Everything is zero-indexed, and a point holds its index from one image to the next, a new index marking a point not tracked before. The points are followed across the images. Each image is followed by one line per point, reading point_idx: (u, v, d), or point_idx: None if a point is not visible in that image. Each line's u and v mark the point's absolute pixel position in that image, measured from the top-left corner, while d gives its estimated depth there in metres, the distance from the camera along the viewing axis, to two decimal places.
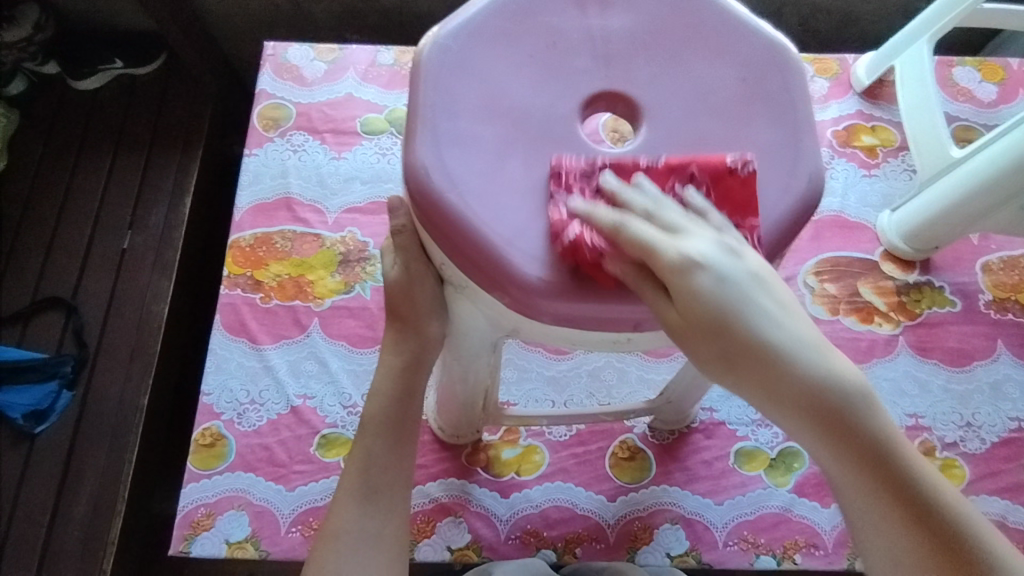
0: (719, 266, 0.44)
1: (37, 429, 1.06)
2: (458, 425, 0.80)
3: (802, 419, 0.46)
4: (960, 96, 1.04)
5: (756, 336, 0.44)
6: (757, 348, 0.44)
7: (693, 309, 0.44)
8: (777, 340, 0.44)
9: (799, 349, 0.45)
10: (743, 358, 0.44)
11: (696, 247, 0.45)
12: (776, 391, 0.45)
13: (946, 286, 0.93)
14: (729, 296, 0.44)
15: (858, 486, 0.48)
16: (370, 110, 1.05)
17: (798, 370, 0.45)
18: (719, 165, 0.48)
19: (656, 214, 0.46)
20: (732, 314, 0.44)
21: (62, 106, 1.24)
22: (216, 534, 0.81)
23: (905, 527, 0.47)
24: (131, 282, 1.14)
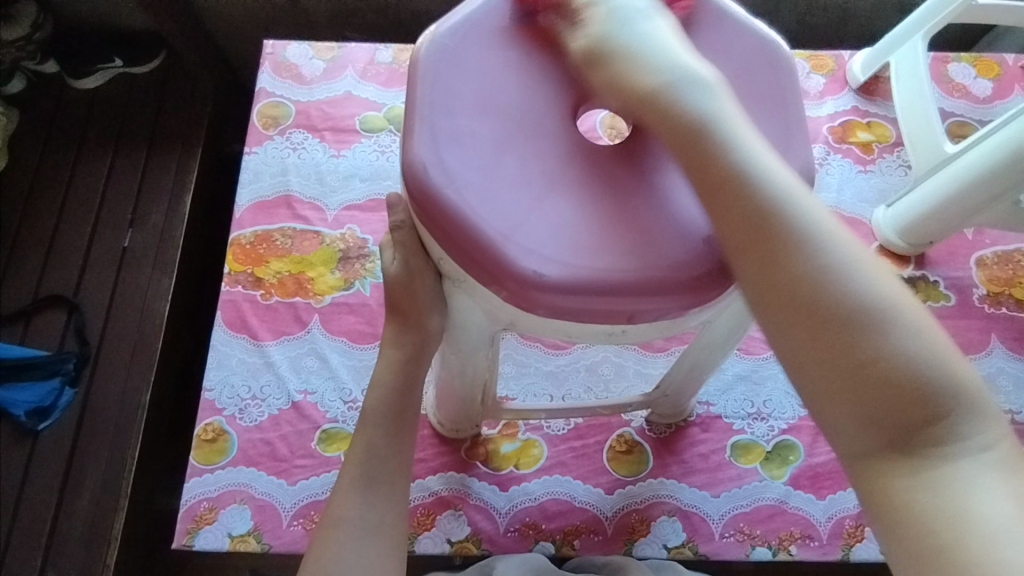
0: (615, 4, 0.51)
1: (40, 426, 1.07)
2: (458, 419, 0.81)
3: (672, 130, 0.47)
4: (955, 92, 1.05)
5: (632, 50, 0.49)
6: (613, 56, 0.49)
7: (593, 32, 0.51)
8: (648, 54, 0.49)
9: (671, 62, 0.48)
10: (620, 77, 0.49)
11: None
12: (643, 100, 0.48)
13: (940, 281, 0.94)
14: (614, 19, 0.50)
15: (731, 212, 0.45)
16: (369, 108, 1.05)
17: (668, 81, 0.48)
18: None
19: None
20: (615, 37, 0.49)
21: (62, 105, 1.25)
22: (219, 528, 0.82)
23: (777, 254, 0.44)
24: (132, 280, 1.15)
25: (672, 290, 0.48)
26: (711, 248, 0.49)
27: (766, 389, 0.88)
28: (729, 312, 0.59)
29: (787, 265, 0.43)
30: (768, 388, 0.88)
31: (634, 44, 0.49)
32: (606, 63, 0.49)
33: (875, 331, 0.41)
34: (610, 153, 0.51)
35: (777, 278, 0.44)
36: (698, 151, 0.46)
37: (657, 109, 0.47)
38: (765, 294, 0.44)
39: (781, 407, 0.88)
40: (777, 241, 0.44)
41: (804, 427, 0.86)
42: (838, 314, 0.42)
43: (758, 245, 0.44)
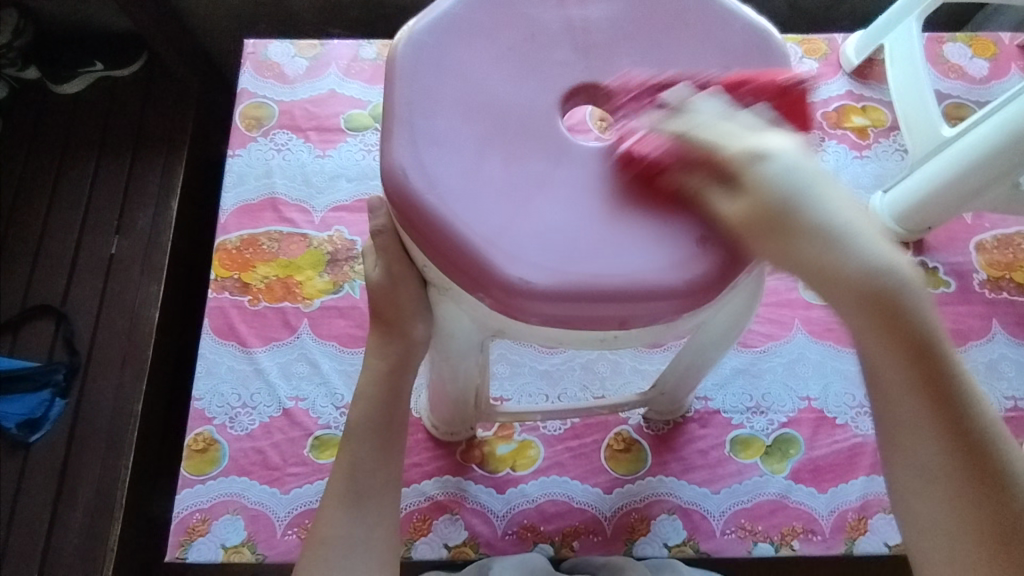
0: (782, 158, 0.45)
1: (32, 438, 1.05)
2: (452, 422, 0.79)
3: (874, 326, 0.46)
4: (950, 73, 1.03)
5: (823, 234, 0.45)
6: (810, 231, 0.45)
7: (757, 196, 0.45)
8: (842, 233, 0.45)
9: (870, 247, 0.45)
10: (805, 258, 0.45)
11: (761, 139, 0.46)
12: (841, 289, 0.46)
13: (939, 267, 0.92)
14: (792, 183, 0.45)
15: (908, 408, 0.47)
16: (354, 106, 1.03)
17: (865, 268, 0.45)
18: (780, 83, 0.51)
19: (728, 118, 0.48)
20: (799, 199, 0.45)
21: (43, 111, 1.23)
22: (212, 539, 0.80)
23: (943, 451, 0.47)
24: (120, 287, 1.13)
25: (665, 294, 0.47)
26: (703, 249, 0.48)
27: (765, 382, 0.87)
28: (724, 311, 0.57)
29: (953, 460, 0.47)
30: (766, 381, 0.87)
31: (828, 227, 0.45)
32: (792, 243, 0.45)
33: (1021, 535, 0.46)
34: (597, 151, 0.50)
35: (932, 470, 0.48)
36: (891, 354, 0.46)
37: (874, 302, 0.45)
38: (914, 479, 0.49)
39: (780, 400, 0.86)
40: (954, 446, 0.47)
41: (804, 420, 0.85)
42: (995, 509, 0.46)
43: (935, 441, 0.47)
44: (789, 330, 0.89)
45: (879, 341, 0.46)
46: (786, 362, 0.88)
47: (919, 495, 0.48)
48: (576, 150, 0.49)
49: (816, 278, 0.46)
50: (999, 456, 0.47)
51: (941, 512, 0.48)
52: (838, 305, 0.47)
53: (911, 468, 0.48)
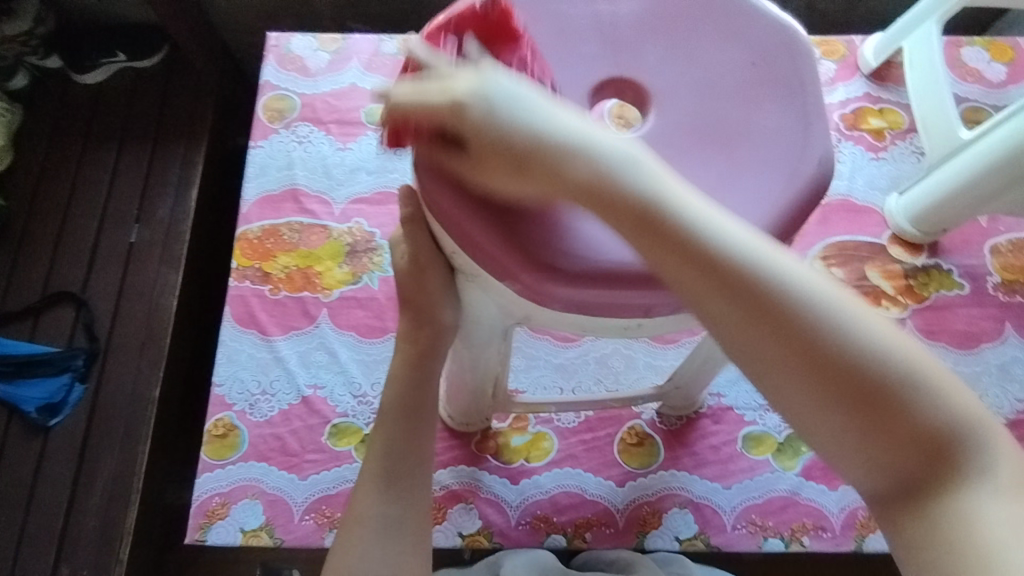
0: (481, 89, 0.43)
1: (51, 422, 1.07)
2: (468, 412, 0.80)
3: (632, 228, 0.43)
4: (968, 77, 1.03)
5: (555, 147, 0.43)
6: (519, 146, 0.43)
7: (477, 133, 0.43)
8: (567, 150, 0.43)
9: (605, 146, 0.44)
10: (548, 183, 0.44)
11: (457, 78, 0.44)
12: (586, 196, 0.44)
13: (954, 269, 0.93)
14: (497, 111, 0.43)
15: (717, 301, 0.41)
16: (375, 101, 1.05)
17: (577, 168, 0.43)
18: (475, 12, 0.50)
19: (436, 62, 0.46)
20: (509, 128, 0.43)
21: (65, 100, 1.24)
22: (231, 523, 0.82)
23: (777, 340, 0.40)
24: (139, 276, 1.15)
25: None
26: None
27: None
28: None
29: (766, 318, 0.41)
30: None
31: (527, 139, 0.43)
32: (526, 170, 0.44)
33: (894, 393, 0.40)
34: None
35: (763, 351, 0.41)
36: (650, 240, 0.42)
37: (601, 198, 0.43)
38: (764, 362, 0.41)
39: None
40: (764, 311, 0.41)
41: None
42: (840, 372, 0.40)
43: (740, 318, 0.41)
44: None
45: (665, 256, 0.42)
46: None
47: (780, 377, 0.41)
48: None
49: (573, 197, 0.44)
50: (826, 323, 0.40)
51: (799, 386, 0.41)
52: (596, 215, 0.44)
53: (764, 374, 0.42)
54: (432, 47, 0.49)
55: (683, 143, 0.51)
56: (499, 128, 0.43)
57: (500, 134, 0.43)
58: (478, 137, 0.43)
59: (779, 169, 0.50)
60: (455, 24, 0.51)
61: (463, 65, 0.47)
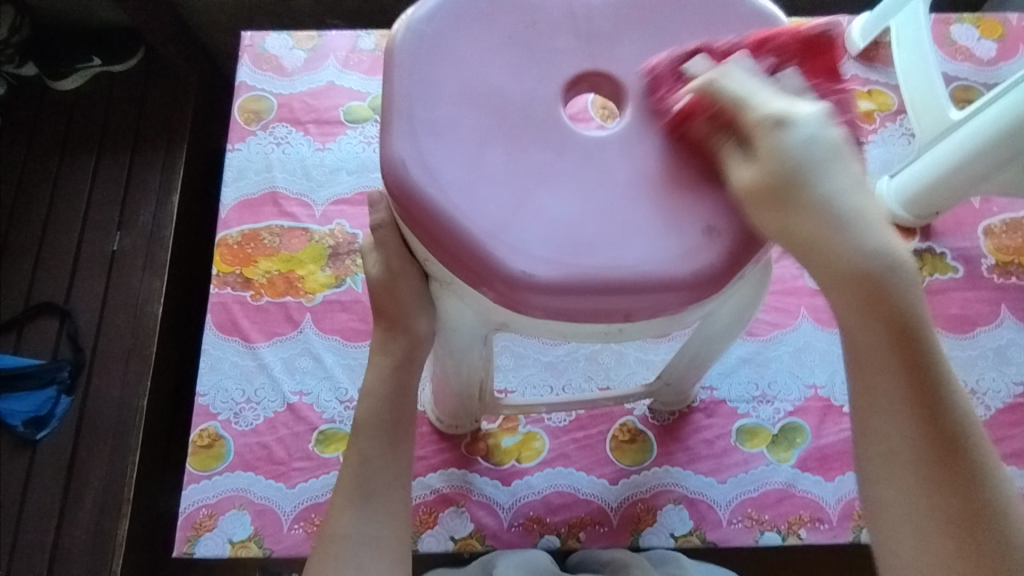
0: (809, 129, 0.45)
1: (38, 435, 1.06)
2: (456, 415, 0.79)
3: (856, 300, 0.46)
4: (958, 55, 1.01)
5: (828, 208, 0.44)
6: (810, 187, 0.44)
7: (769, 162, 0.44)
8: (831, 206, 0.44)
9: (871, 229, 0.45)
10: (801, 230, 0.45)
11: (797, 108, 0.45)
12: (818, 253, 0.45)
13: (947, 252, 0.91)
14: (812, 152, 0.44)
15: (885, 381, 0.46)
16: (353, 98, 1.02)
17: (858, 247, 0.45)
18: (811, 33, 0.51)
19: (768, 88, 0.47)
20: (807, 171, 0.44)
21: (42, 108, 1.22)
22: (219, 534, 0.81)
23: (930, 453, 0.45)
24: (123, 285, 1.13)
25: (671, 286, 0.46)
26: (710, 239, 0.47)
27: (771, 371, 0.86)
28: (730, 304, 0.56)
29: (925, 435, 0.46)
30: (773, 369, 0.86)
31: (818, 187, 0.44)
32: (791, 208, 0.44)
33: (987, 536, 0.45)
34: (600, 141, 0.49)
35: (896, 453, 0.46)
36: (869, 324, 0.46)
37: (866, 283, 0.45)
38: (898, 461, 0.46)
39: (787, 389, 0.85)
40: (934, 439, 0.45)
41: (811, 408, 0.84)
42: (960, 498, 0.45)
43: (910, 431, 0.46)
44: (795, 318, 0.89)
45: (869, 325, 0.46)
46: (793, 350, 0.87)
47: (901, 479, 0.46)
48: (579, 139, 0.48)
49: (805, 252, 0.45)
50: (980, 466, 0.46)
51: (916, 494, 0.46)
52: (827, 288, 0.47)
53: (880, 459, 0.47)
54: (750, 62, 0.49)
55: (660, 139, 0.49)
56: (792, 162, 0.44)
57: (792, 170, 0.44)
58: (766, 157, 0.44)
59: None
60: (761, 41, 0.51)
61: (778, 91, 0.47)
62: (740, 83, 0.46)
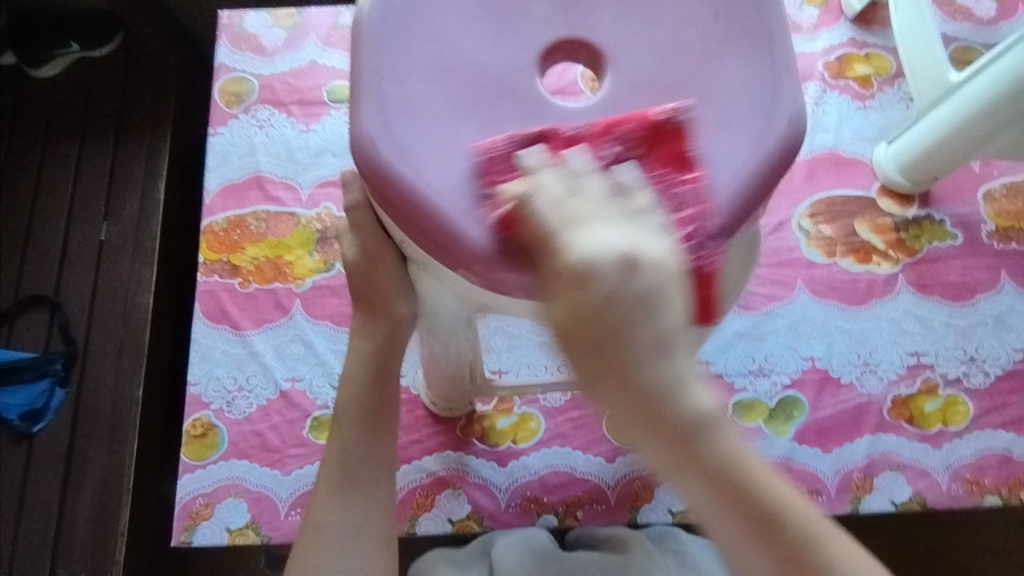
0: (616, 272, 0.38)
1: (35, 428, 1.05)
2: (450, 397, 0.78)
3: (658, 428, 0.43)
4: (957, 15, 0.98)
5: (635, 371, 0.40)
6: (621, 350, 0.40)
7: (578, 303, 0.39)
8: (628, 356, 0.40)
9: (683, 381, 0.42)
10: (624, 396, 0.41)
11: (603, 239, 0.39)
12: (620, 395, 0.41)
13: (946, 219, 0.90)
14: (622, 299, 0.38)
15: (719, 504, 0.47)
16: (336, 77, 1.00)
17: (674, 404, 0.42)
18: (651, 119, 0.45)
19: (585, 200, 0.40)
20: (611, 327, 0.39)
21: (21, 96, 1.19)
22: (217, 523, 0.81)
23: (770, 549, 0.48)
24: (112, 275, 1.11)
25: None
26: None
27: (767, 344, 0.85)
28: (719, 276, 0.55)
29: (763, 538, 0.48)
30: (769, 343, 0.85)
31: (627, 345, 0.40)
32: (611, 369, 0.40)
33: None
34: (579, 112, 0.47)
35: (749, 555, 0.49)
36: (692, 464, 0.45)
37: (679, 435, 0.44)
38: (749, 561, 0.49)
39: (784, 362, 0.84)
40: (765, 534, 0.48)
41: (808, 381, 0.84)
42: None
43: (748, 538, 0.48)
44: (792, 290, 0.87)
45: (689, 463, 0.45)
46: (789, 323, 0.86)
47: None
48: (557, 110, 0.47)
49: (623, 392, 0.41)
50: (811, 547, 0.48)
51: None
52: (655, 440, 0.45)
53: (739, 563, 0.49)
54: (580, 155, 0.42)
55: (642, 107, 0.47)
56: (597, 317, 0.38)
57: (595, 312, 0.38)
58: (576, 303, 0.39)
59: (744, 130, 0.47)
60: (606, 126, 0.45)
61: (609, 198, 0.41)
62: (555, 177, 0.41)
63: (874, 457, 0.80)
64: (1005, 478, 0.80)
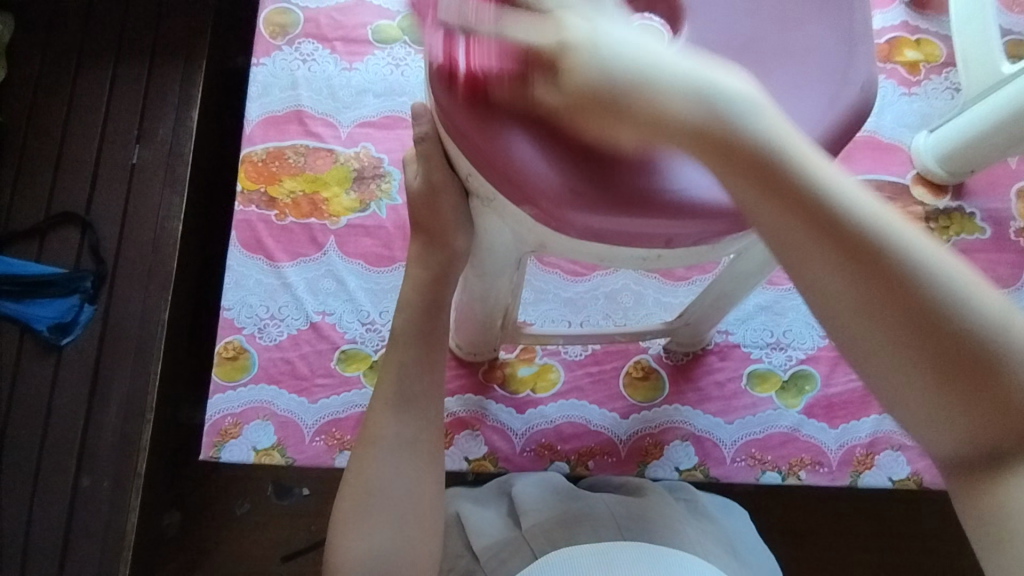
0: (588, 16, 0.42)
1: (62, 342, 1.01)
2: (476, 343, 0.81)
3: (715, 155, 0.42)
4: (1015, 7, 0.97)
5: (599, 71, 0.41)
6: (632, 99, 0.42)
7: (574, 79, 0.42)
8: (668, 89, 0.42)
9: (660, 80, 0.42)
10: (611, 125, 0.43)
11: (563, 19, 0.42)
12: (677, 131, 0.42)
13: (977, 213, 0.90)
14: (609, 64, 0.41)
15: (773, 224, 0.42)
16: (382, 17, 0.99)
17: (667, 110, 0.42)
18: None
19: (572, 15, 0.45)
20: (608, 69, 0.41)
21: (58, 10, 1.13)
22: (243, 442, 0.84)
23: (859, 282, 0.41)
24: (144, 199, 1.07)
25: (715, 212, 0.46)
26: None
27: (787, 319, 0.87)
28: None
29: (825, 251, 0.41)
30: (789, 318, 0.87)
31: (608, 84, 0.41)
32: (615, 112, 0.42)
33: (963, 336, 0.40)
34: None
35: (836, 295, 0.42)
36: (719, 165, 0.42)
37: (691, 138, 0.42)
38: (845, 304, 0.42)
39: (801, 337, 0.87)
40: (834, 247, 0.41)
41: (822, 358, 0.86)
42: (910, 312, 0.41)
43: (813, 249, 0.41)
44: None
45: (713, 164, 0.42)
46: None
47: (864, 335, 0.42)
48: None
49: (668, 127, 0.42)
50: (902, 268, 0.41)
51: (884, 337, 0.42)
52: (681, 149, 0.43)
53: (835, 316, 0.43)
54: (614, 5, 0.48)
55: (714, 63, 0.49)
56: (596, 78, 0.41)
57: (595, 86, 0.42)
58: (570, 74, 0.42)
59: (814, 95, 0.49)
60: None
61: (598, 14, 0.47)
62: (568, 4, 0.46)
63: (878, 436, 0.83)
64: None
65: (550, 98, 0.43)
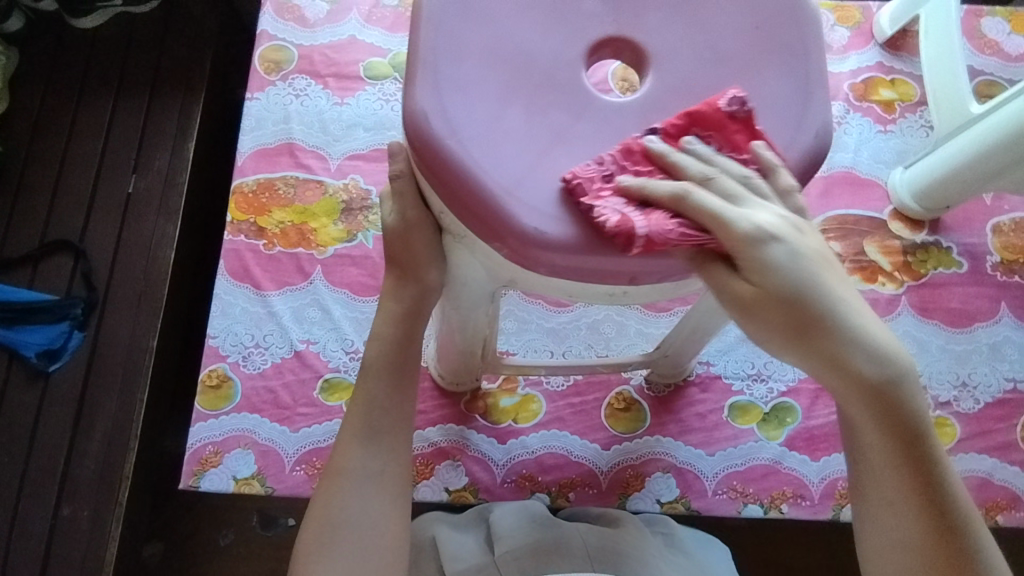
0: (786, 235, 0.45)
1: (51, 368, 1.01)
2: (458, 372, 0.81)
3: (867, 402, 0.49)
4: (986, 49, 1.00)
5: (802, 283, 0.45)
6: (818, 309, 0.45)
7: (768, 276, 0.45)
8: (860, 333, 0.46)
9: (837, 300, 0.46)
10: (792, 328, 0.46)
11: (758, 215, 0.46)
12: (839, 353, 0.46)
13: (953, 247, 0.92)
14: (801, 269, 0.45)
15: (862, 409, 0.50)
16: (374, 54, 1.03)
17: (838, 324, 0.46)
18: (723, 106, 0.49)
19: (712, 180, 0.47)
20: (807, 284, 0.45)
21: (62, 45, 1.16)
22: (223, 471, 0.84)
23: (894, 449, 0.51)
24: (138, 227, 1.09)
25: (676, 252, 0.48)
26: None
27: None
28: None
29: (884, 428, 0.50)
30: None
31: (810, 285, 0.45)
32: (793, 317, 0.45)
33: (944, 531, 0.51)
34: (617, 107, 0.51)
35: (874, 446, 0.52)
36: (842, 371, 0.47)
37: (840, 357, 0.46)
38: (866, 453, 0.54)
39: (781, 369, 0.87)
40: (888, 428, 0.50)
41: (803, 390, 0.86)
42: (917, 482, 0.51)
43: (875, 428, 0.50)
44: None
45: (844, 371, 0.47)
46: None
47: (871, 474, 0.54)
48: (598, 104, 0.50)
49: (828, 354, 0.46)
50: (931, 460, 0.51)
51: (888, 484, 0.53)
52: (822, 365, 0.47)
53: (862, 458, 0.54)
54: (697, 144, 0.48)
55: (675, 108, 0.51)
56: (788, 282, 0.45)
57: (794, 292, 0.45)
58: (761, 273, 0.45)
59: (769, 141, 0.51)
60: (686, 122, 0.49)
61: (738, 181, 0.47)
62: (690, 163, 0.47)
63: None
64: (983, 500, 0.82)
65: (740, 286, 0.46)
